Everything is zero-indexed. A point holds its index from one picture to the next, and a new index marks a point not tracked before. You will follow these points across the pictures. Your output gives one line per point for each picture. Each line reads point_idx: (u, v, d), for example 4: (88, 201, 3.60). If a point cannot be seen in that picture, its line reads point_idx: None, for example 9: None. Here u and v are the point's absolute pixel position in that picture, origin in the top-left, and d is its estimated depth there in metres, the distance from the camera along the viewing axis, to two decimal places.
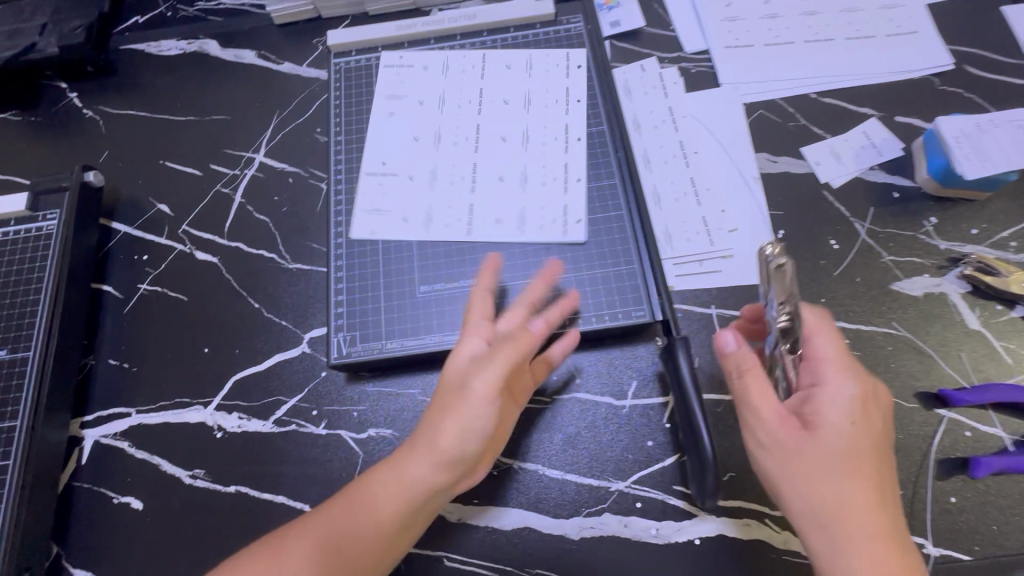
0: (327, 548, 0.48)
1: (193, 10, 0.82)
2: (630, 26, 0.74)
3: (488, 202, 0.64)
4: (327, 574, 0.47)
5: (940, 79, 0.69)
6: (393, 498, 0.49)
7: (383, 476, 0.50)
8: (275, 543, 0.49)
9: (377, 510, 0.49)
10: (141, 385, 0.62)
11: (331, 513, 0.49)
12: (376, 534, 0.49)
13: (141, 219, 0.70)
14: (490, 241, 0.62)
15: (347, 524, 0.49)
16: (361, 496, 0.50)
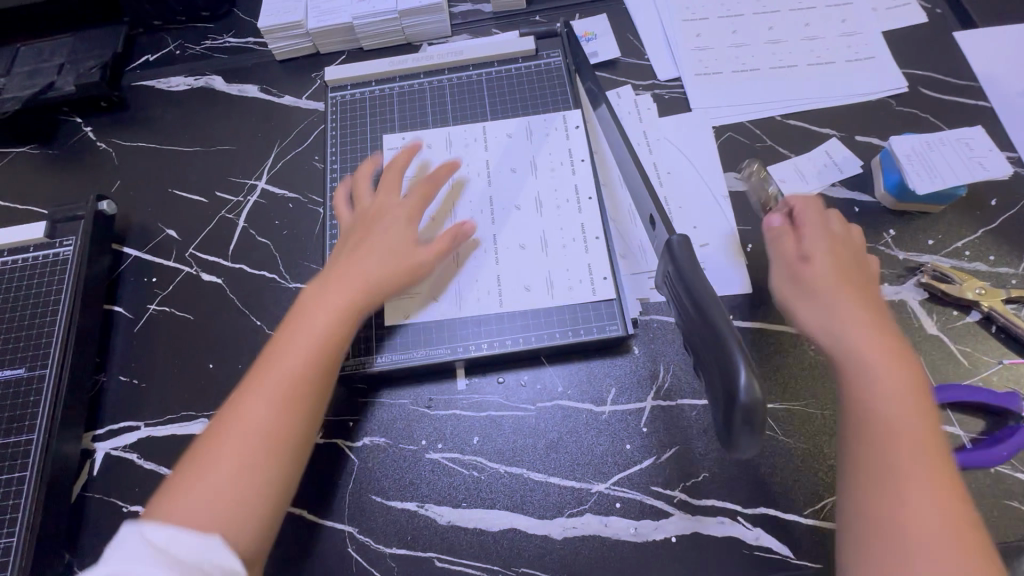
0: (263, 420, 0.48)
1: (200, 48, 0.88)
2: (607, 56, 0.79)
3: (513, 269, 0.65)
4: (268, 408, 0.49)
5: (896, 100, 0.74)
6: (308, 330, 0.53)
7: (284, 343, 0.52)
8: (197, 455, 0.47)
9: (307, 315, 0.54)
10: (150, 400, 0.66)
11: (265, 356, 0.52)
12: (301, 368, 0.51)
13: (151, 243, 0.75)
14: (513, 308, 0.64)
15: (268, 386, 0.49)
16: (259, 380, 0.50)
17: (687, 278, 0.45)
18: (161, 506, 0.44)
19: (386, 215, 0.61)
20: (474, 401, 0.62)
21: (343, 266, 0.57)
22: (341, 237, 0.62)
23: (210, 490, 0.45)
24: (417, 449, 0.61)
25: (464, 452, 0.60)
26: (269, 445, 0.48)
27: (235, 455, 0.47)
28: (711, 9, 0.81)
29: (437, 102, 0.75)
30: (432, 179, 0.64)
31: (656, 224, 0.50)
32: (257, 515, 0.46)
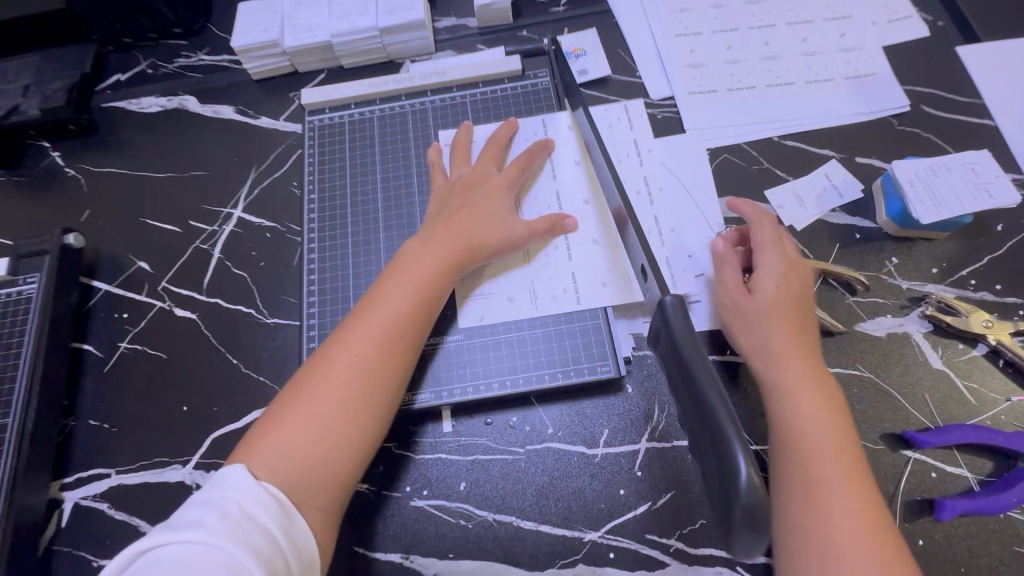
0: (359, 375, 0.51)
1: (173, 67, 0.84)
2: (597, 74, 0.76)
3: (543, 273, 0.63)
4: (356, 390, 0.51)
5: (897, 119, 0.71)
6: (401, 297, 0.54)
7: (376, 305, 0.54)
8: (289, 401, 0.50)
9: (388, 299, 0.54)
10: (122, 446, 0.63)
11: (347, 328, 0.53)
12: (390, 337, 0.53)
13: (122, 276, 0.71)
14: (548, 315, 0.61)
15: (365, 346, 0.52)
16: (355, 331, 0.53)
17: (678, 347, 0.42)
18: (254, 443, 0.48)
19: (484, 184, 0.63)
20: (460, 444, 0.59)
21: (449, 231, 0.59)
22: (437, 198, 0.63)
23: (301, 437, 0.49)
24: (401, 496, 0.58)
25: (451, 499, 0.58)
26: (354, 407, 0.50)
27: (330, 409, 0.50)
28: (705, 23, 0.78)
29: (419, 126, 0.71)
30: (528, 152, 0.65)
31: (650, 281, 0.47)
32: (338, 478, 0.49)
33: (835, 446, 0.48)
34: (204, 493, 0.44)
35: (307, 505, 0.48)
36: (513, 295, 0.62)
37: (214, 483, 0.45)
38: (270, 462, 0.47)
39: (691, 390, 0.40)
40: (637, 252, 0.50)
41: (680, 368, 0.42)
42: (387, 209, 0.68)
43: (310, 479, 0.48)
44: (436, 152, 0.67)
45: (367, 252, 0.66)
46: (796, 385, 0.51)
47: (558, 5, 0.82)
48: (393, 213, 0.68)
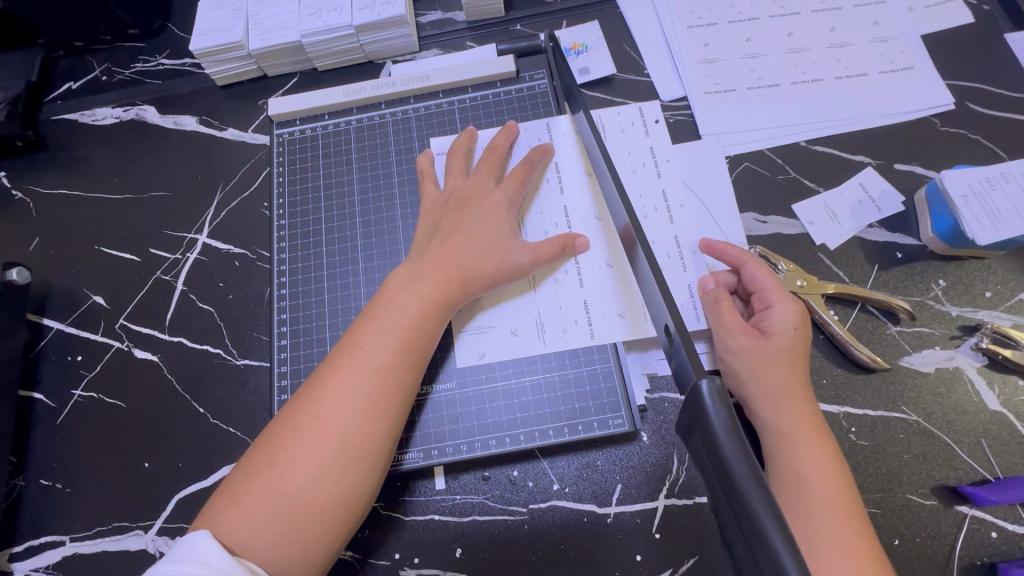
0: (338, 439, 0.44)
1: (129, 72, 0.76)
2: (601, 73, 0.68)
3: (548, 300, 0.55)
4: (330, 457, 0.44)
5: (940, 119, 0.63)
6: (385, 342, 0.47)
7: (356, 353, 0.47)
8: (257, 469, 0.44)
9: (368, 346, 0.47)
10: (76, 508, 0.56)
11: (321, 380, 0.46)
12: (373, 392, 0.46)
13: (76, 313, 0.64)
14: (558, 350, 0.54)
15: (343, 404, 0.45)
16: (331, 385, 0.46)
17: (723, 458, 0.29)
18: (217, 519, 0.42)
19: (481, 202, 0.55)
20: (455, 504, 0.53)
21: (438, 260, 0.51)
22: (426, 219, 0.56)
23: (271, 513, 0.42)
24: (390, 565, 0.51)
25: (446, 568, 0.51)
26: (333, 476, 0.43)
27: (305, 479, 0.43)
28: (720, 12, 0.69)
29: (402, 138, 0.63)
30: (528, 163, 0.57)
31: (673, 338, 0.37)
32: (312, 562, 0.42)
33: (839, 509, 0.43)
34: (164, 566, 0.38)
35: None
36: (510, 327, 0.54)
37: (178, 555, 0.39)
38: (235, 543, 0.41)
39: (738, 523, 0.27)
40: (658, 306, 0.39)
41: (722, 485, 0.29)
42: (367, 235, 0.60)
43: (284, 562, 0.41)
44: (424, 161, 0.59)
45: (345, 284, 0.59)
46: (805, 437, 0.45)
47: None
48: (374, 239, 0.60)
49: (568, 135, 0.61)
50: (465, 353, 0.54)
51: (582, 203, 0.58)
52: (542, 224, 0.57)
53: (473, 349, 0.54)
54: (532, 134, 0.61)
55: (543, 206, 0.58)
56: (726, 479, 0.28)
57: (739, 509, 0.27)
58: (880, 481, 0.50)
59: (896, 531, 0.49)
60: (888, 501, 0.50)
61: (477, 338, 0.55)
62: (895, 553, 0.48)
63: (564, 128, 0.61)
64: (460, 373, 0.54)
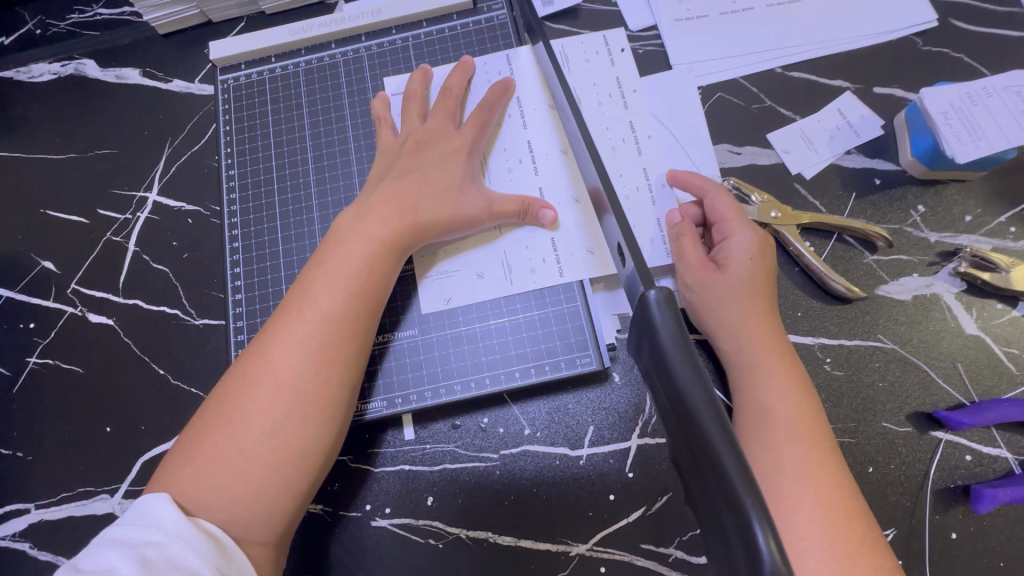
0: (291, 390, 0.42)
1: (64, 24, 0.71)
2: (565, 3, 0.64)
3: (513, 240, 0.53)
4: (284, 409, 0.42)
5: (923, 38, 0.59)
6: (335, 290, 0.45)
7: (304, 303, 0.45)
8: (210, 428, 0.42)
9: (316, 295, 0.45)
10: (39, 477, 0.55)
11: (271, 333, 0.44)
12: (326, 342, 0.44)
13: (25, 280, 0.61)
14: (526, 291, 0.52)
15: (295, 356, 0.43)
16: (282, 337, 0.43)
17: (670, 368, 0.28)
18: (172, 481, 0.40)
19: (436, 144, 0.52)
20: (426, 454, 0.52)
21: (389, 203, 0.49)
22: (381, 163, 0.53)
23: (229, 471, 0.40)
24: (360, 517, 0.51)
25: (418, 517, 0.50)
26: (290, 429, 0.42)
27: (262, 434, 0.41)
28: None
29: (354, 79, 0.60)
30: (488, 105, 0.54)
31: (625, 260, 0.35)
32: (275, 515, 0.41)
33: (801, 435, 0.42)
34: (120, 531, 0.37)
35: (248, 547, 0.40)
36: (473, 270, 0.52)
37: (132, 515, 0.38)
38: (194, 503, 0.39)
39: (684, 431, 0.27)
40: (613, 230, 0.38)
41: (669, 395, 0.28)
42: (322, 183, 0.57)
43: (248, 518, 0.40)
44: (379, 105, 0.56)
45: (300, 235, 0.56)
46: (768, 366, 0.44)
47: None
48: (329, 187, 0.57)
49: (530, 67, 0.57)
50: (429, 299, 0.52)
51: (546, 138, 0.55)
52: (506, 162, 0.55)
53: (437, 294, 0.52)
54: (492, 67, 0.57)
55: (507, 142, 0.55)
56: (673, 388, 0.27)
57: (684, 415, 0.26)
58: (855, 410, 0.50)
59: (870, 459, 0.48)
60: (863, 430, 0.49)
61: (441, 284, 0.53)
62: (869, 481, 0.48)
63: (525, 60, 0.57)
64: (425, 320, 0.53)
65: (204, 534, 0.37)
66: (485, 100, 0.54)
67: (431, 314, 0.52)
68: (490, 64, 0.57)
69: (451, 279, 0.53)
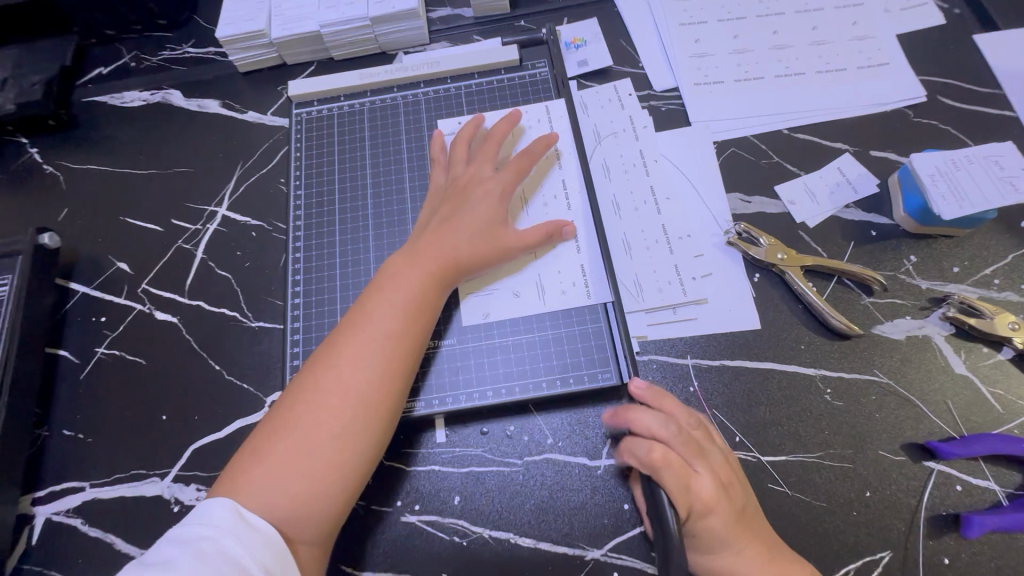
0: (354, 399, 0.48)
1: (157, 60, 0.81)
2: (598, 65, 0.73)
3: (548, 264, 0.59)
4: (347, 416, 0.47)
5: (913, 111, 0.67)
6: (393, 314, 0.51)
7: (366, 324, 0.51)
8: (277, 431, 0.47)
9: (377, 318, 0.51)
10: (96, 457, 0.60)
11: (334, 349, 0.50)
12: (384, 355, 0.49)
13: (101, 277, 0.68)
14: (555, 311, 0.58)
15: (359, 368, 0.48)
16: (344, 352, 0.49)
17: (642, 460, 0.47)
18: (241, 478, 0.45)
19: (474, 189, 0.59)
20: (455, 455, 0.56)
21: (436, 241, 0.55)
22: (429, 206, 0.60)
23: (294, 470, 0.45)
24: (392, 512, 0.55)
25: (445, 514, 0.54)
26: (351, 433, 0.47)
27: (324, 435, 0.46)
28: (710, 12, 0.75)
29: (411, 119, 0.68)
30: (523, 154, 0.61)
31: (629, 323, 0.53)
32: (332, 515, 0.46)
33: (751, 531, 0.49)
34: (182, 528, 0.41)
35: (306, 541, 0.45)
36: (508, 291, 0.59)
37: (195, 511, 0.42)
38: (263, 496, 0.44)
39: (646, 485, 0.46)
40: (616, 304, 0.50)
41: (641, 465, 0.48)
42: (378, 207, 0.64)
43: (310, 511, 0.45)
44: (439, 154, 0.63)
45: (355, 251, 0.63)
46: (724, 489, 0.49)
47: None
48: (383, 211, 0.64)
49: (565, 117, 0.66)
50: (470, 313, 0.58)
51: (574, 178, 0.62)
52: (541, 197, 0.62)
53: (478, 310, 0.58)
54: (534, 116, 0.66)
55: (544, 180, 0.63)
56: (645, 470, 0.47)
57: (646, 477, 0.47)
58: (853, 439, 0.54)
59: (868, 484, 0.52)
60: (860, 456, 0.53)
61: (481, 300, 0.59)
62: (865, 504, 0.52)
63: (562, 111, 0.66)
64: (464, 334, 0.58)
65: (250, 527, 0.41)
66: (522, 154, 0.62)
67: (472, 326, 0.58)
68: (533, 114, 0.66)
69: (490, 297, 0.59)
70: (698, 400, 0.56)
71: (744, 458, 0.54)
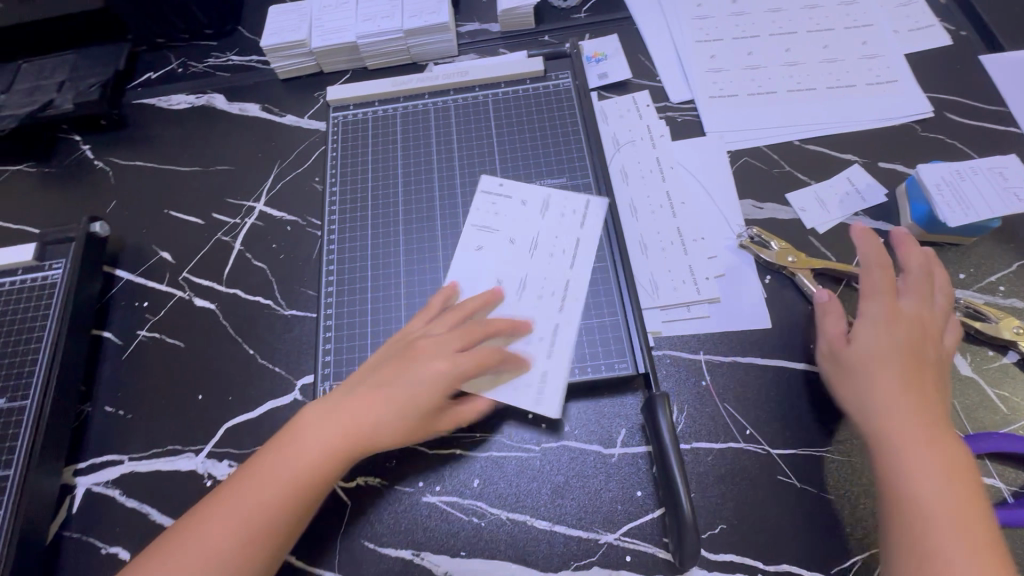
0: (265, 511, 0.51)
1: (203, 66, 0.87)
2: (618, 77, 0.77)
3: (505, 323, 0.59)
4: (253, 524, 0.50)
5: (920, 125, 0.70)
6: (323, 443, 0.53)
7: (301, 444, 0.53)
8: (198, 520, 0.51)
9: (313, 441, 0.53)
10: (135, 432, 0.63)
11: (269, 456, 0.53)
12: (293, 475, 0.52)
13: (144, 266, 0.72)
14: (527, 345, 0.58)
15: (278, 485, 0.51)
16: (271, 463, 0.53)
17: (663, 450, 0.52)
18: (158, 554, 0.49)
19: (401, 381, 0.55)
20: (475, 440, 0.59)
21: (381, 392, 0.55)
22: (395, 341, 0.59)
23: (194, 564, 0.49)
24: (414, 492, 0.57)
25: (464, 496, 0.57)
26: (252, 542, 0.50)
27: (227, 540, 0.49)
28: (725, 31, 0.79)
29: (440, 124, 0.72)
30: (471, 352, 0.55)
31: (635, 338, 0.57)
32: None
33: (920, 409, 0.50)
34: None
35: None
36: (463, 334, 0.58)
37: None
38: None
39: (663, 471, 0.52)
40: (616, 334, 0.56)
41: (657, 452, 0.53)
42: (408, 205, 0.68)
43: None
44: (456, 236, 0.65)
45: (385, 245, 0.67)
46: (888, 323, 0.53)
47: (579, 13, 0.83)
48: (412, 209, 0.68)
49: (586, 126, 0.70)
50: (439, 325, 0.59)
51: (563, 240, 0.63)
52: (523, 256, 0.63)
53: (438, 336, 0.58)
54: (556, 126, 0.71)
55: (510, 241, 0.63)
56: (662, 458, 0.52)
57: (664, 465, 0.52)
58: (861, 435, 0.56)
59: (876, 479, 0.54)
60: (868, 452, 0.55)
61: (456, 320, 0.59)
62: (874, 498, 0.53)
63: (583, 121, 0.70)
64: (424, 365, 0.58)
65: None
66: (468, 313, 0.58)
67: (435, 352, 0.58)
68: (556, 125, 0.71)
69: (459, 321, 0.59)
70: (710, 394, 0.59)
71: (753, 451, 0.56)
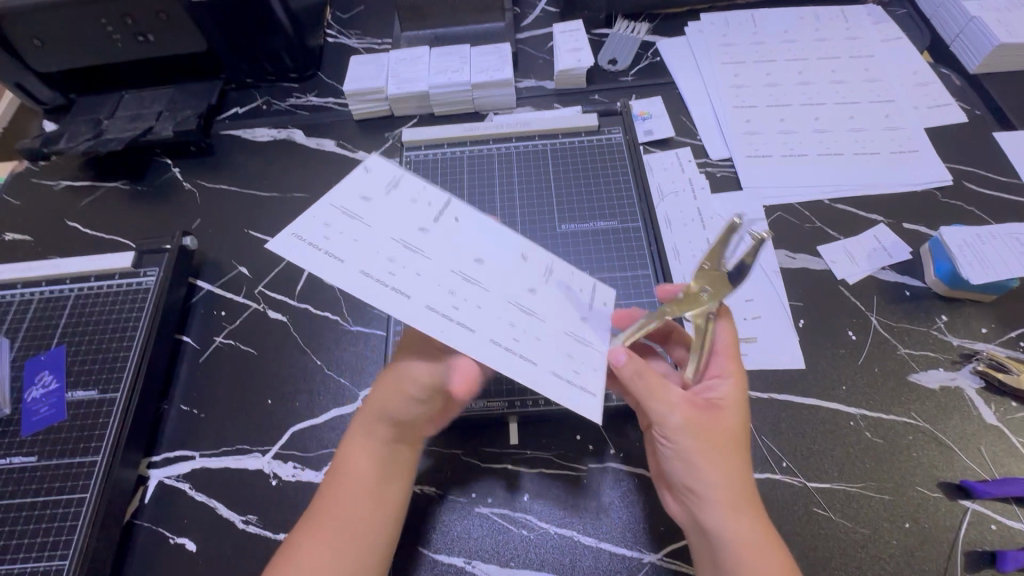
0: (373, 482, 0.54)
1: (285, 104, 0.97)
2: (662, 134, 0.85)
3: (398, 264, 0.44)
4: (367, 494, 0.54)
5: (941, 192, 0.77)
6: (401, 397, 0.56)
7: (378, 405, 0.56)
8: (319, 512, 0.53)
9: (387, 396, 0.56)
10: (207, 431, 0.68)
11: (358, 431, 0.57)
12: (382, 456, 0.56)
13: (222, 279, 0.79)
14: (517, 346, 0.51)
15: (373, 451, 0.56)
16: (361, 435, 0.56)
17: None
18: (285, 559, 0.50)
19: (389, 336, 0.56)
20: (527, 456, 0.63)
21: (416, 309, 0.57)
22: None
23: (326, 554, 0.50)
24: (467, 502, 0.61)
25: (515, 509, 0.60)
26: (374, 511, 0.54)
27: (355, 519, 0.53)
28: (759, 99, 0.88)
29: (501, 166, 0.80)
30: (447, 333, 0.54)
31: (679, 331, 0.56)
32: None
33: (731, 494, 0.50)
34: None
35: None
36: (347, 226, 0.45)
37: None
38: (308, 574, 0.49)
39: None
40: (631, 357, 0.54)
41: None
42: None
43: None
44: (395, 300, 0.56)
45: None
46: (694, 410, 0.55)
47: (627, 76, 0.93)
48: None
49: (633, 176, 0.78)
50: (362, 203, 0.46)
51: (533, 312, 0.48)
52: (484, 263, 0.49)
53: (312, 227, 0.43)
54: (605, 174, 0.78)
55: (482, 254, 0.50)
56: None
57: None
58: (893, 476, 0.59)
59: (906, 516, 0.57)
60: (899, 491, 0.58)
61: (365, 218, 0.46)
62: (906, 535, 0.56)
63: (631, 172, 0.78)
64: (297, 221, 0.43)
65: None
66: None
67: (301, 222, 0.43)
68: (607, 173, 0.78)
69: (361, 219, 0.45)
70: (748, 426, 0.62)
71: (790, 482, 0.59)
